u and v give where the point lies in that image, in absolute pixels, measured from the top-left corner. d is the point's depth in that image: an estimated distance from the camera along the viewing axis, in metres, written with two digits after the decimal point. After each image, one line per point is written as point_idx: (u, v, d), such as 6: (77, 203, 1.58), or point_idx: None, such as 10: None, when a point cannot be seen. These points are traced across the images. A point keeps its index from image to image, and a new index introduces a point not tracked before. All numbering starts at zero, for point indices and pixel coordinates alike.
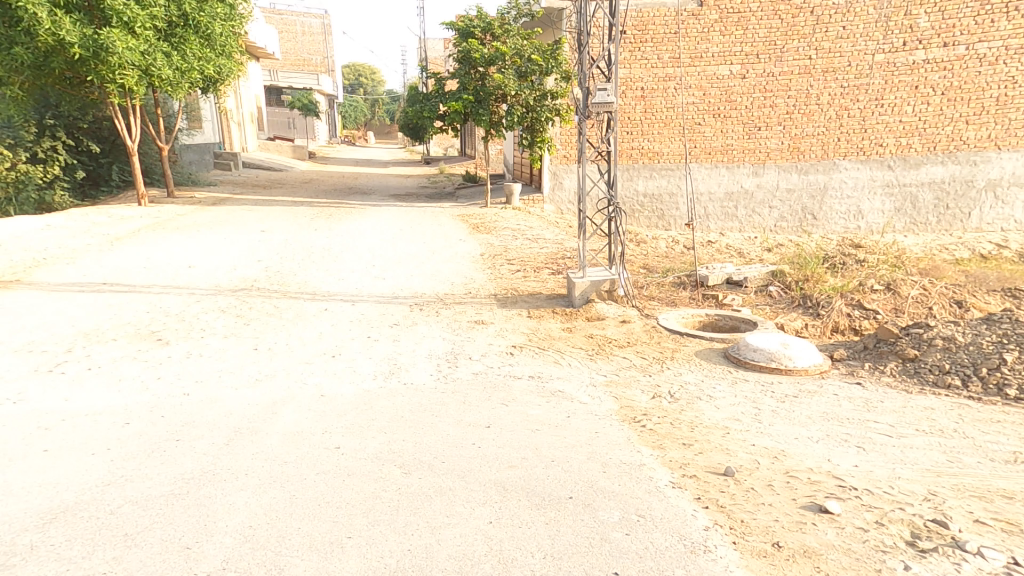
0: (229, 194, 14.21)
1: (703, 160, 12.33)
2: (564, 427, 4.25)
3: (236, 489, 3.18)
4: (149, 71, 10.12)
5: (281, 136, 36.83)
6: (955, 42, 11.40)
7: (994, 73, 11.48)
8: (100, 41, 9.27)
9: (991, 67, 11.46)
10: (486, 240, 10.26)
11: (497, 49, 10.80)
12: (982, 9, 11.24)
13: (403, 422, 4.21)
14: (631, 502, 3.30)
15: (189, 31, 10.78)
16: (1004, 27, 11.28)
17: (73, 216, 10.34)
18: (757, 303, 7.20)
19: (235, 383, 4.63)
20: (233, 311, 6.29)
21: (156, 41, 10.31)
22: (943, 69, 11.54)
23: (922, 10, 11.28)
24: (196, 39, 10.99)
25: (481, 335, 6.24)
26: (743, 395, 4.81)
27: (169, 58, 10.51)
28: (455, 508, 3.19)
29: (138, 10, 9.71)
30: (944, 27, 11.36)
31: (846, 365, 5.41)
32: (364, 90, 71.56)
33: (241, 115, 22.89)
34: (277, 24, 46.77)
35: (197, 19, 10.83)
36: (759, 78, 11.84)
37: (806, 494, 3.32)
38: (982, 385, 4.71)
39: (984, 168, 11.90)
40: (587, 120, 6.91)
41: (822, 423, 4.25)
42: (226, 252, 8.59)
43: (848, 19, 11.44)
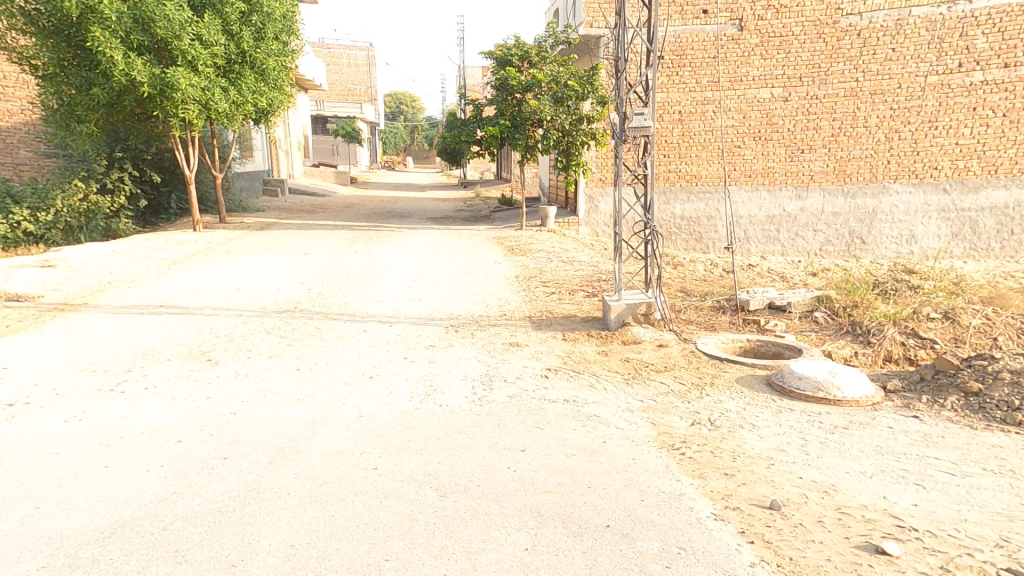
0: (276, 219, 14.82)
1: (743, 183, 12.12)
2: (600, 452, 4.20)
3: (279, 508, 3.26)
4: (208, 105, 10.74)
5: (324, 161, 38.41)
6: (1016, 62, 10.98)
7: None
8: (166, 79, 9.97)
9: None
10: (520, 262, 10.32)
11: (534, 76, 10.93)
12: None
13: (438, 443, 4.24)
14: (671, 533, 3.20)
15: (246, 67, 11.43)
16: None
17: (136, 242, 11.02)
18: (802, 329, 6.95)
19: (279, 403, 4.77)
20: (277, 332, 6.51)
21: (216, 77, 10.95)
22: (1003, 90, 11.09)
23: (979, 31, 10.91)
24: (252, 74, 11.62)
25: (515, 357, 6.25)
26: (788, 424, 4.63)
27: (227, 92, 11.15)
28: (490, 533, 3.17)
29: (200, 49, 10.37)
30: (1004, 47, 10.95)
31: (902, 398, 5.14)
32: (404, 117, 74.15)
33: (289, 144, 23.93)
34: (324, 57, 49.06)
35: (254, 56, 11.48)
36: (802, 101, 11.64)
37: (861, 533, 3.15)
38: None
39: None
40: (625, 146, 6.89)
41: (876, 457, 4.04)
42: (271, 275, 8.93)
43: (898, 41, 11.18)
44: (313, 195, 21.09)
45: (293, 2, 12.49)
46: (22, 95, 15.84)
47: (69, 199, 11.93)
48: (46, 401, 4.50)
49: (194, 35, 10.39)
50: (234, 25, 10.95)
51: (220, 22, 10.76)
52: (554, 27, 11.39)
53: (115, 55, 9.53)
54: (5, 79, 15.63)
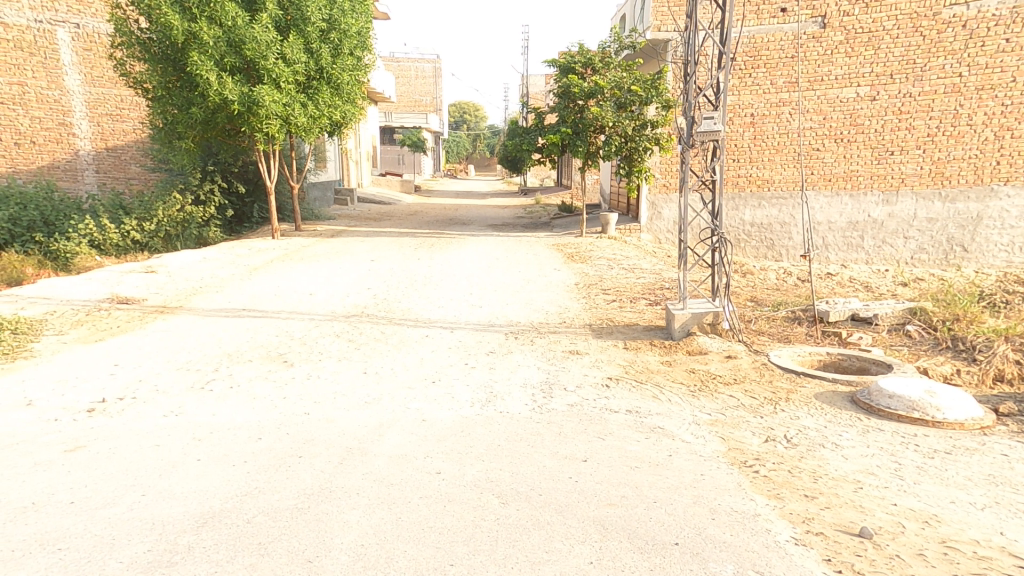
0: (344, 226, 15.46)
1: (822, 187, 11.48)
2: (665, 466, 4.06)
3: (349, 507, 3.36)
4: (288, 120, 11.36)
5: (390, 171, 39.81)
6: None
7: None
8: (253, 97, 10.64)
9: None
10: (580, 270, 10.23)
11: (596, 83, 10.87)
12: None
13: (500, 450, 4.24)
14: (747, 556, 3.04)
15: (324, 83, 12.00)
16: None
17: (221, 248, 11.87)
18: (891, 343, 6.45)
19: (348, 405, 4.93)
20: (345, 336, 6.76)
21: (296, 93, 11.57)
22: None
23: None
24: (328, 89, 12.18)
25: (575, 365, 6.18)
26: (877, 446, 4.30)
27: (305, 107, 11.73)
28: (554, 544, 3.12)
29: (283, 67, 11.01)
30: None
31: (1016, 423, 4.61)
32: (466, 126, 75.88)
33: (358, 154, 24.98)
34: (393, 70, 51.03)
35: (331, 72, 12.04)
36: (893, 100, 10.90)
37: (972, 571, 2.86)
38: None
39: None
40: (695, 151, 6.66)
41: (985, 488, 3.65)
42: (340, 281, 9.31)
43: (1012, 31, 10.26)
44: (379, 204, 21.93)
45: (368, 18, 13.02)
46: (135, 116, 17.31)
47: (169, 210, 12.86)
48: (147, 396, 4.88)
49: (279, 54, 11.06)
50: (314, 43, 11.56)
51: (302, 40, 11.39)
52: (618, 33, 11.26)
53: (211, 77, 10.31)
54: (122, 102, 17.22)
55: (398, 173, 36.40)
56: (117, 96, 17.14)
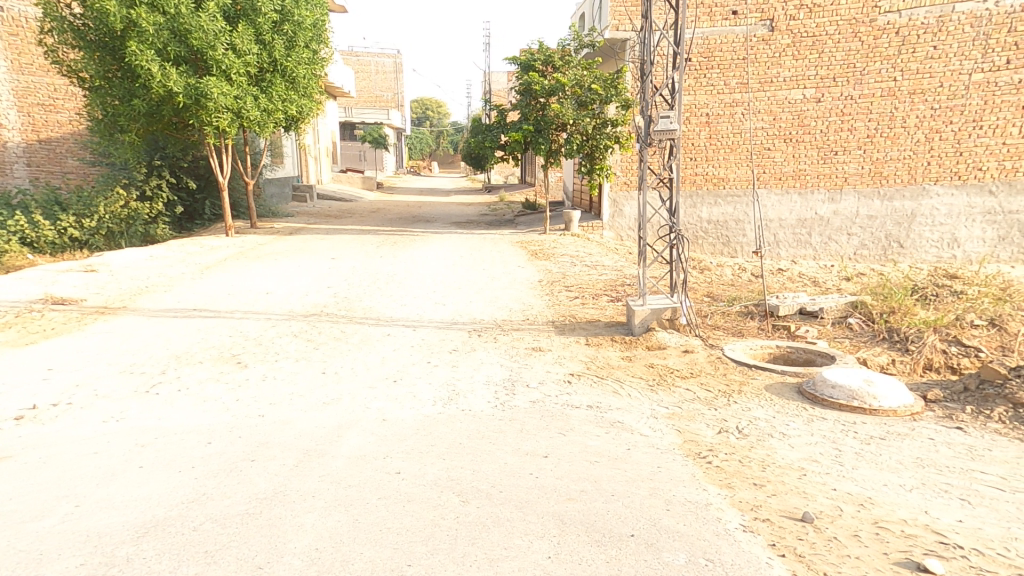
0: (304, 224, 15.10)
1: (773, 186, 11.86)
2: (624, 460, 4.14)
3: (305, 511, 3.29)
4: (240, 113, 11.03)
5: (351, 167, 39.10)
6: None
7: None
8: (200, 89, 10.29)
9: None
10: (544, 267, 10.29)
11: (557, 81, 10.92)
12: None
13: (461, 449, 4.24)
14: (698, 544, 3.14)
15: (278, 76, 11.71)
16: None
17: (171, 246, 11.41)
18: (835, 335, 6.74)
19: (305, 406, 4.84)
20: (304, 336, 6.62)
21: (248, 86, 11.25)
22: None
23: None
24: (282, 82, 11.89)
25: (538, 362, 6.23)
26: (821, 434, 4.50)
27: (258, 100, 11.41)
28: (513, 540, 3.15)
29: (233, 58, 10.67)
30: None
31: (944, 408, 4.87)
32: (429, 123, 75.21)
33: (317, 150, 24.44)
34: (353, 64, 50.02)
35: (285, 64, 11.76)
36: (836, 102, 11.35)
37: (901, 549, 3.01)
38: None
39: None
40: (651, 149, 6.75)
41: (916, 470, 3.86)
42: (299, 279, 9.10)
43: (939, 38, 10.81)
44: (339, 201, 21.54)
45: (324, 10, 12.78)
46: (70, 106, 16.66)
47: (111, 206, 12.27)
48: (86, 402, 4.67)
49: (228, 44, 10.71)
50: (266, 34, 11.26)
51: (253, 31, 11.07)
52: (578, 31, 11.34)
53: (153, 67, 9.90)
54: (56, 92, 16.47)
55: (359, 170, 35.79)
56: (49, 84, 16.36)
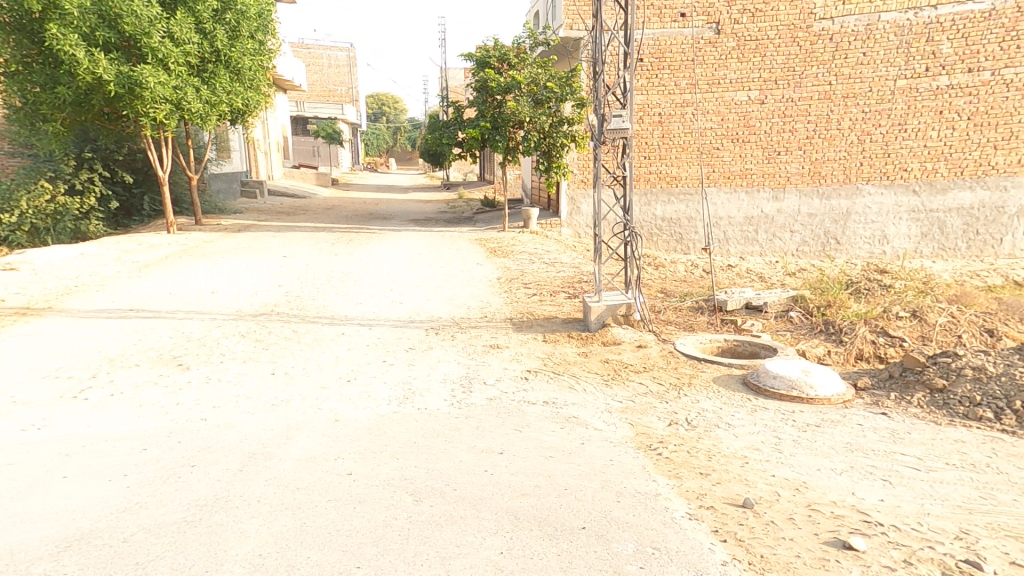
0: (254, 221, 14.61)
1: (722, 184, 12.27)
2: (578, 454, 4.21)
3: (248, 516, 3.20)
4: (180, 105, 10.59)
5: (304, 163, 38.06)
6: (980, 67, 11.18)
7: (1021, 100, 11.18)
8: (134, 78, 9.81)
9: (1017, 93, 11.17)
10: (503, 264, 10.31)
11: (513, 78, 10.95)
12: (1006, 36, 11.01)
13: (416, 447, 4.21)
14: (646, 534, 3.22)
15: (221, 67, 11.33)
16: None
17: (105, 244, 10.81)
18: (778, 329, 7.04)
19: (252, 408, 4.70)
20: (252, 336, 6.42)
21: (188, 76, 10.82)
22: (968, 94, 11.29)
23: (945, 37, 11.13)
24: (226, 73, 11.51)
25: (495, 359, 6.25)
26: (763, 423, 4.69)
27: (199, 92, 11.00)
28: (465, 538, 3.15)
29: (171, 47, 10.23)
30: (968, 52, 11.15)
31: (871, 395, 5.17)
32: (386, 119, 74.09)
33: (267, 145, 23.68)
34: (304, 57, 48.64)
35: (228, 55, 11.37)
36: (778, 104, 11.83)
37: (830, 529, 3.19)
38: (1015, 419, 4.41)
39: (1013, 195, 11.48)
40: (604, 147, 6.85)
41: (846, 454, 4.08)
42: (248, 278, 8.81)
43: (868, 45, 11.40)
44: (292, 197, 20.94)
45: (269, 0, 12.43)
46: None
47: (35, 200, 11.47)
48: (4, 409, 4.39)
49: (165, 33, 10.26)
50: (206, 23, 10.85)
51: (193, 20, 10.64)
52: (533, 30, 11.39)
53: (78, 53, 9.37)
54: None
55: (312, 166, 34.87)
56: None
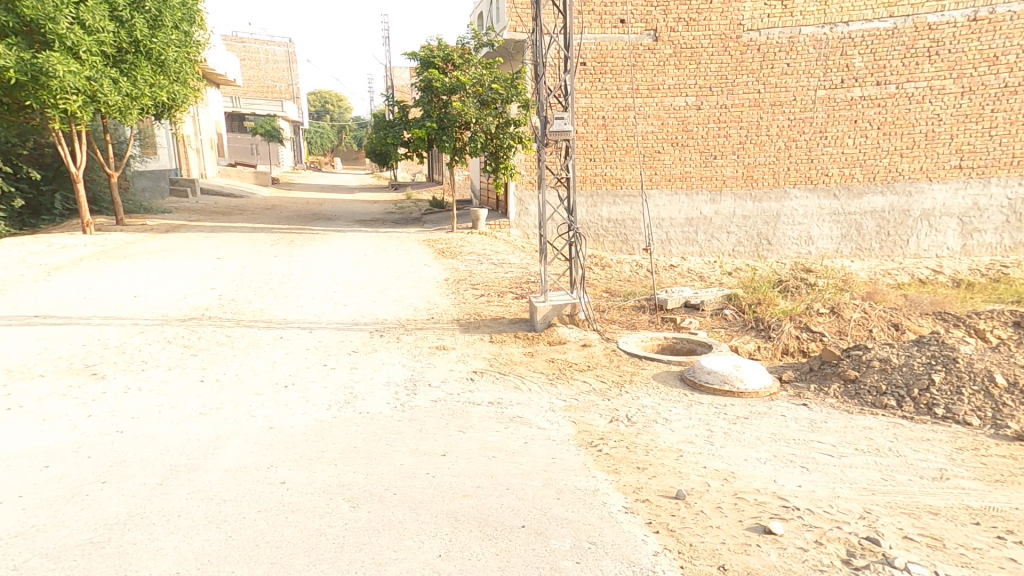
0: (184, 221, 13.87)
1: (664, 187, 12.69)
2: (521, 453, 4.24)
3: (166, 532, 3.05)
4: (95, 96, 9.99)
5: (240, 161, 36.50)
6: (886, 81, 12.02)
7: (922, 111, 12.06)
8: (39, 66, 9.11)
9: (919, 105, 12.05)
10: (451, 265, 10.26)
11: (458, 79, 10.91)
12: (908, 53, 11.86)
13: (356, 453, 4.13)
14: (583, 529, 3.29)
15: (141, 58, 10.81)
16: (927, 69, 11.89)
17: (9, 245, 9.99)
18: (713, 326, 7.34)
19: (176, 417, 4.47)
20: (180, 342, 6.11)
21: (105, 67, 10.23)
22: (877, 106, 12.13)
23: (856, 51, 11.93)
24: (148, 65, 11.00)
25: (441, 360, 6.21)
26: (697, 417, 4.88)
27: (118, 84, 10.44)
28: (403, 542, 3.12)
29: (82, 35, 9.61)
30: (876, 67, 11.98)
31: (794, 387, 5.48)
32: (330, 117, 72.21)
33: (198, 141, 22.61)
34: (239, 51, 46.73)
35: (149, 46, 10.87)
36: (713, 110, 12.34)
37: (752, 516, 3.35)
38: (914, 406, 4.78)
39: (918, 199, 12.42)
40: (548, 149, 6.92)
41: (771, 444, 4.30)
42: (178, 281, 8.38)
43: (791, 57, 12.08)
44: (228, 197, 20.01)
45: None
46: None
47: None
48: None
49: (75, 19, 9.64)
50: (123, 11, 10.32)
51: (107, 7, 10.08)
52: (476, 30, 11.39)
53: None
54: None
55: (250, 164, 33.48)
56: None
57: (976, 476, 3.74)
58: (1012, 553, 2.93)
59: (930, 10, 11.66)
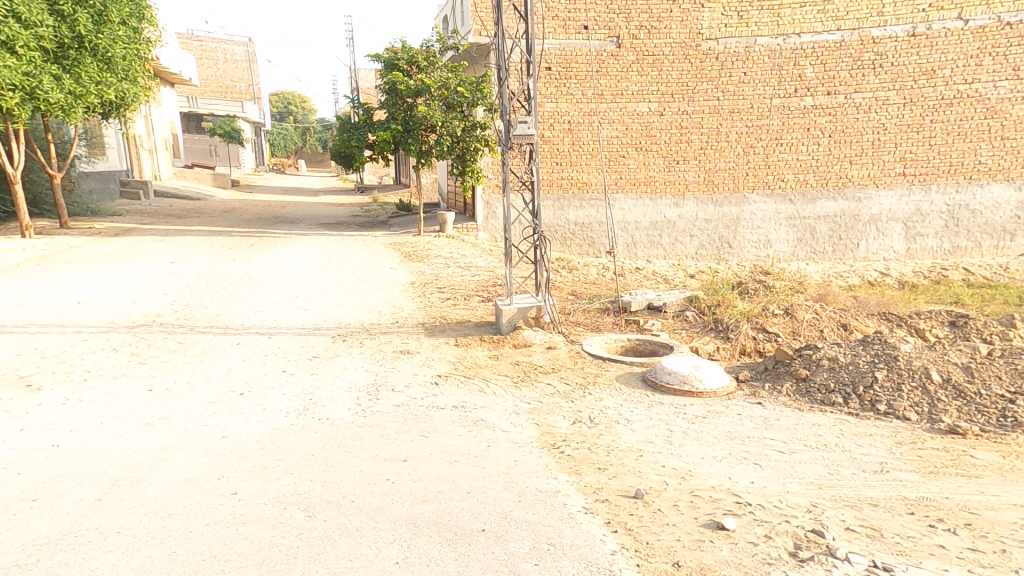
0: (136, 224, 13.35)
1: (629, 191, 12.89)
2: (483, 456, 4.22)
3: (103, 551, 2.91)
4: (35, 94, 9.58)
5: (198, 163, 35.38)
6: (835, 91, 12.49)
7: (869, 120, 12.59)
8: None
9: (866, 114, 12.57)
10: (417, 268, 10.18)
11: (423, 81, 10.87)
12: (855, 64, 12.37)
13: (313, 460, 4.03)
14: (543, 531, 3.29)
15: (86, 54, 10.43)
16: (873, 81, 12.42)
17: None
18: (675, 327, 7.48)
19: (120, 429, 4.29)
20: (127, 350, 5.87)
21: (46, 63, 9.82)
22: (828, 114, 12.60)
23: (808, 62, 12.39)
24: (93, 62, 10.63)
25: (405, 365, 6.13)
26: (657, 417, 4.96)
27: (60, 81, 10.06)
28: (360, 551, 3.06)
29: (19, 28, 9.09)
30: (827, 77, 12.45)
31: (750, 386, 5.63)
32: (293, 119, 70.81)
33: (151, 142, 21.89)
34: (195, 49, 45.40)
35: (95, 41, 10.49)
36: (675, 116, 12.62)
37: (707, 512, 3.42)
38: (859, 402, 4.97)
39: (867, 204, 12.95)
40: (511, 152, 6.95)
41: (726, 442, 4.40)
42: (128, 286, 8.06)
43: (747, 66, 12.45)
44: (184, 200, 19.34)
45: None
46: None
47: None
48: None
49: (9, 12, 9.07)
50: (65, 5, 9.90)
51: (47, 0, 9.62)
52: (442, 33, 11.36)
53: None
54: None
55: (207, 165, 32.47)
56: None
57: (913, 467, 3.90)
58: (943, 540, 3.07)
59: (874, 24, 12.19)
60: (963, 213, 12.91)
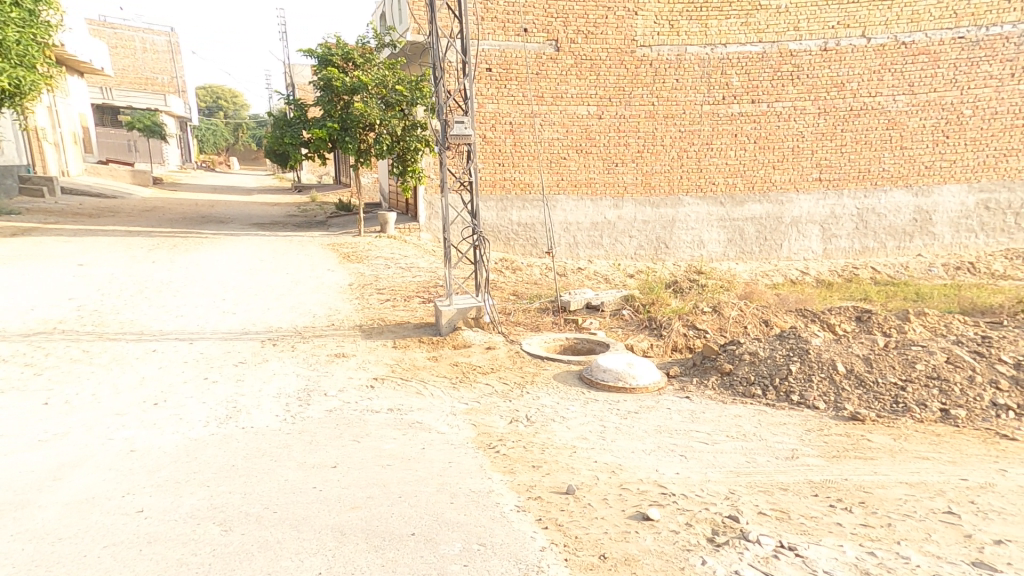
0: (39, 224, 12.27)
1: (570, 192, 13.11)
2: (416, 459, 4.14)
3: None
4: None
5: (116, 158, 32.97)
6: (759, 99, 13.21)
7: (789, 128, 13.38)
8: None
9: (786, 122, 13.36)
10: (356, 270, 9.91)
11: (360, 79, 10.63)
12: (776, 75, 13.11)
13: (234, 471, 3.82)
14: (474, 531, 3.26)
15: None
16: (791, 91, 13.20)
17: None
18: (612, 326, 7.65)
19: (8, 448, 3.91)
20: (20, 361, 5.36)
21: None
22: (753, 121, 13.30)
23: (734, 72, 13.03)
24: None
25: (340, 368, 5.94)
26: (592, 414, 5.04)
27: None
28: (280, 563, 2.92)
29: None
30: (751, 86, 13.14)
31: (679, 381, 5.82)
32: (224, 115, 67.39)
33: (56, 135, 20.22)
34: (108, 38, 42.29)
35: None
36: (612, 120, 12.95)
37: (634, 504, 3.50)
38: (776, 393, 5.25)
39: (789, 208, 13.76)
40: (448, 152, 6.90)
41: (656, 436, 4.53)
42: (29, 292, 7.39)
43: (678, 73, 12.94)
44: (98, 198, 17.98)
45: None
46: None
47: None
48: None
49: None
50: None
51: None
52: (378, 30, 11.16)
53: None
54: None
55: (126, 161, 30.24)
56: None
57: (820, 453, 4.15)
58: (841, 518, 3.27)
59: (791, 38, 12.97)
60: (871, 216, 13.96)
